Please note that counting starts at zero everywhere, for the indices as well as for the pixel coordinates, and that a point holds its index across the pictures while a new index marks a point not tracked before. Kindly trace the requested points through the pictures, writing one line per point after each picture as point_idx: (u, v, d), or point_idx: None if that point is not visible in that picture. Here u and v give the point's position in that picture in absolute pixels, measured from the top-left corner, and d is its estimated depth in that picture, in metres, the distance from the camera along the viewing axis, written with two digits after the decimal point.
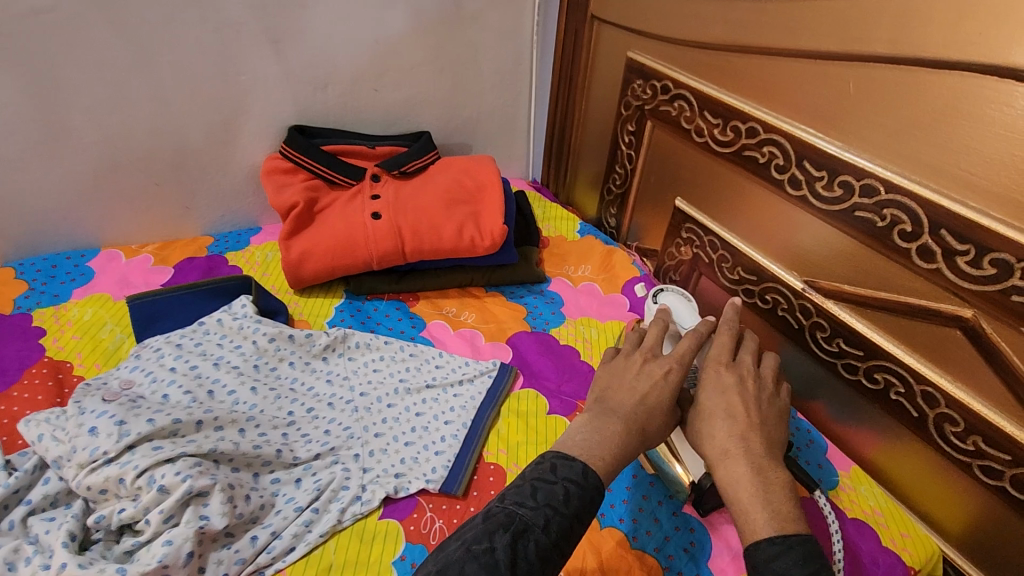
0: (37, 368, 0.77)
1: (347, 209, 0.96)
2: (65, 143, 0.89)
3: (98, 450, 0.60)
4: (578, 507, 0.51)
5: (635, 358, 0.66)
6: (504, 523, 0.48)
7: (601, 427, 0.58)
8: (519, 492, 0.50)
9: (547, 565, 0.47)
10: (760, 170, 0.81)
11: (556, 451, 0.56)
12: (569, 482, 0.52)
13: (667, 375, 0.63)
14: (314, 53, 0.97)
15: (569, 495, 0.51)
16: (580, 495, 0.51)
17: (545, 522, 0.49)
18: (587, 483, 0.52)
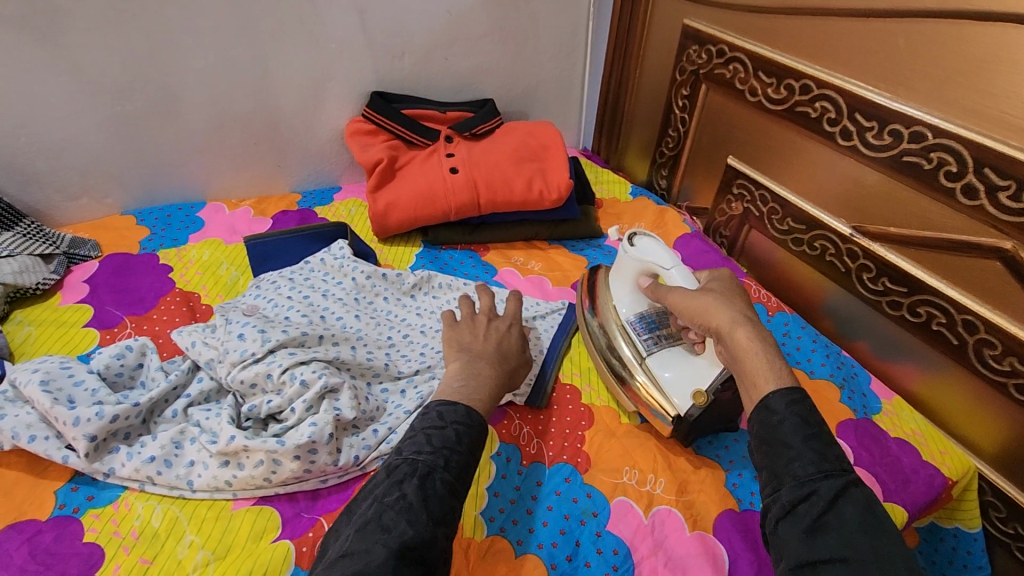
0: (171, 297, 0.88)
1: (425, 166, 1.06)
2: (180, 103, 0.98)
3: (247, 351, 0.70)
4: (468, 444, 0.58)
5: (483, 321, 0.76)
6: (409, 472, 0.53)
7: (475, 373, 0.66)
8: (414, 442, 0.55)
9: (455, 495, 0.53)
10: (812, 124, 0.88)
11: (439, 398, 0.61)
12: (457, 424, 0.58)
13: (509, 330, 0.76)
14: (394, 24, 1.05)
15: (461, 435, 0.57)
16: (467, 433, 0.58)
17: (445, 462, 0.54)
18: (472, 422, 0.59)
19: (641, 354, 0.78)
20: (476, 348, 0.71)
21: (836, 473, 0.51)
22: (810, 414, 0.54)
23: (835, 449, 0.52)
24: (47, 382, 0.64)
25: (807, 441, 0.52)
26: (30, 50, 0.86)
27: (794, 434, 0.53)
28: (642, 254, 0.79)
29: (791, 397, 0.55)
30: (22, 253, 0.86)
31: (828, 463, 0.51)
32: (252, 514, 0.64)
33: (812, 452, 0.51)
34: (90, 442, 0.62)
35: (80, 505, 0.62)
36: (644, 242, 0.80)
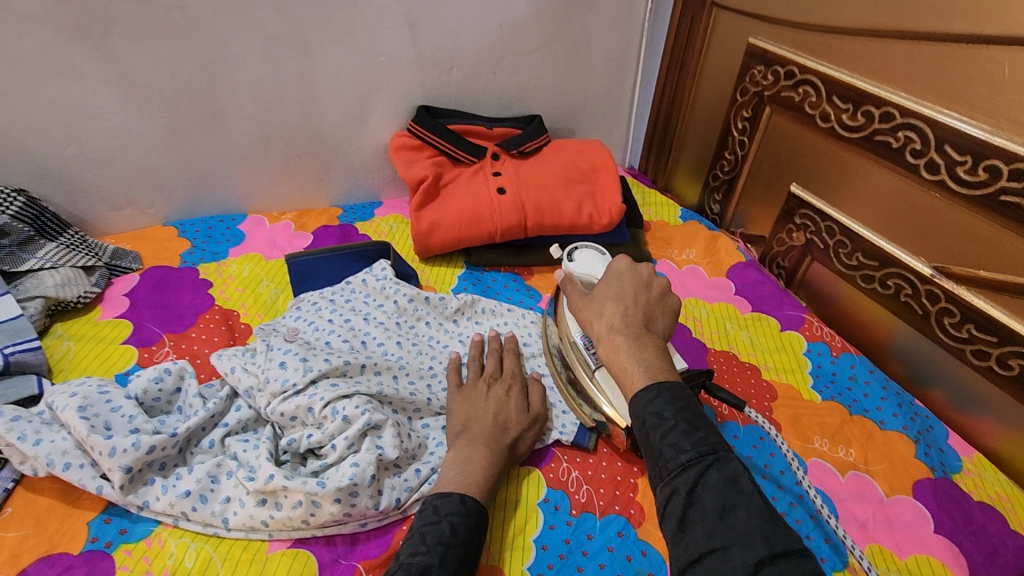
0: (210, 315, 0.85)
1: (471, 184, 1.02)
2: (226, 114, 0.96)
3: (288, 381, 0.67)
4: (465, 534, 0.57)
5: (480, 385, 0.74)
6: (403, 574, 0.52)
7: (469, 458, 0.64)
8: (410, 544, 0.55)
9: None
10: (893, 155, 0.82)
11: (434, 491, 0.61)
12: (452, 516, 0.58)
13: (509, 390, 0.74)
14: (445, 37, 1.02)
15: (456, 527, 0.57)
16: (463, 523, 0.58)
17: (439, 558, 0.54)
18: (468, 510, 0.59)
19: (589, 366, 0.72)
20: (472, 430, 0.68)
21: (692, 463, 0.51)
22: (663, 409, 0.55)
23: (696, 435, 0.53)
24: (85, 407, 0.62)
25: (663, 440, 0.53)
26: (82, 59, 0.84)
27: (652, 435, 0.54)
28: (580, 269, 0.77)
29: (645, 397, 0.57)
30: (65, 265, 0.85)
31: (683, 455, 0.52)
32: (289, 557, 0.61)
33: (669, 449, 0.53)
34: (125, 474, 0.59)
35: (113, 539, 0.60)
36: (580, 253, 0.79)
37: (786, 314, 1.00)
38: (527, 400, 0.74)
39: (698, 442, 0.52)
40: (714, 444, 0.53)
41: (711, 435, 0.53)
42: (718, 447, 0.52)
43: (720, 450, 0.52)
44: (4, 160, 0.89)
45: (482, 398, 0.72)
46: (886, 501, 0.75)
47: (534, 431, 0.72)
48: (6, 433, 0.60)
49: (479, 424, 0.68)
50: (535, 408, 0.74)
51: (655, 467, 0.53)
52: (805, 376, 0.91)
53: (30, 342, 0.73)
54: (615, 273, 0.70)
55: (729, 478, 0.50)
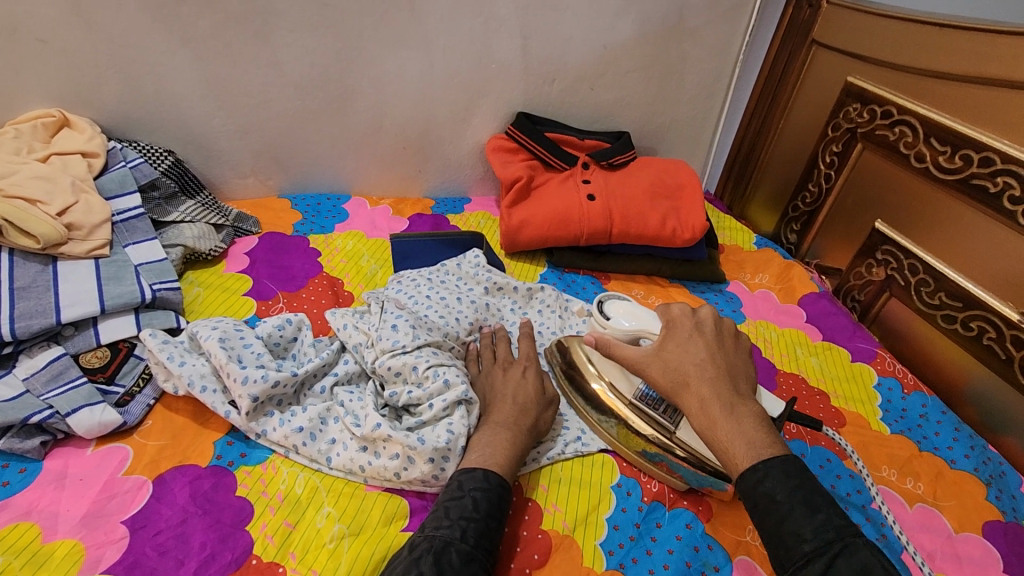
0: (319, 280, 0.94)
1: (562, 189, 1.09)
2: (350, 103, 1.06)
3: (398, 342, 0.74)
4: (487, 509, 0.59)
5: (496, 371, 0.77)
6: (428, 548, 0.54)
7: (511, 450, 0.66)
8: (435, 518, 0.57)
9: (471, 565, 0.54)
10: (989, 200, 0.84)
11: (460, 468, 0.64)
12: (475, 491, 0.60)
13: (525, 372, 0.77)
14: (553, 51, 1.10)
15: (478, 502, 0.59)
16: (485, 499, 0.60)
17: (462, 532, 0.56)
18: (490, 486, 0.61)
19: (667, 428, 0.73)
20: (494, 415, 0.70)
21: (817, 554, 0.50)
22: (776, 491, 0.54)
23: (816, 519, 0.52)
24: (224, 340, 0.70)
25: (783, 526, 0.53)
26: (242, 42, 0.95)
27: (770, 523, 0.53)
28: (623, 324, 0.79)
29: (752, 477, 0.56)
30: (201, 221, 0.95)
31: (807, 544, 0.51)
32: (382, 498, 0.66)
33: (790, 536, 0.52)
34: (252, 402, 0.67)
35: (234, 459, 0.67)
36: (616, 309, 0.81)
37: (857, 347, 1.01)
38: (541, 383, 0.77)
39: (821, 528, 0.51)
40: (837, 528, 0.52)
41: (832, 518, 0.52)
42: (843, 532, 0.51)
43: (845, 537, 0.51)
44: (160, 125, 1.01)
45: (500, 381, 0.75)
46: (955, 536, 0.75)
47: (551, 412, 0.76)
48: (158, 352, 0.69)
49: (501, 410, 0.71)
50: (549, 391, 0.78)
51: (777, 554, 0.53)
52: (874, 408, 0.91)
53: (173, 282, 0.82)
54: (681, 329, 0.68)
55: (860, 568, 0.48)
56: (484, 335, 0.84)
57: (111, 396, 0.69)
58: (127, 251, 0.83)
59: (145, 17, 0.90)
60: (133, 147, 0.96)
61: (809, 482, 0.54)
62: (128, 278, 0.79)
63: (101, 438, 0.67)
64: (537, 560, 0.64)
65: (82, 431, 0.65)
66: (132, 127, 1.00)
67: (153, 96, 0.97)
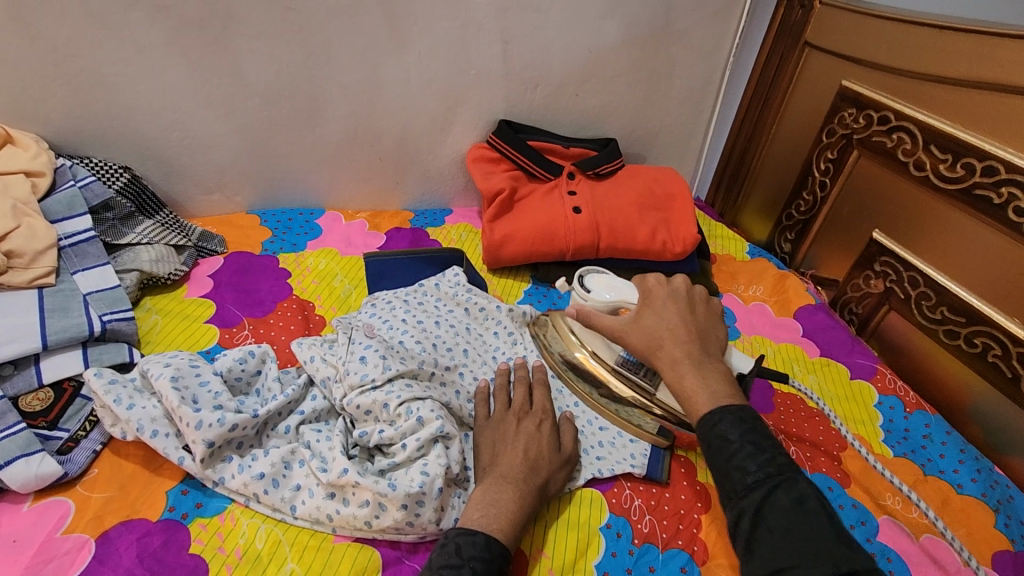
0: (288, 303, 0.88)
1: (546, 200, 1.04)
2: (321, 112, 1.00)
3: (367, 376, 0.68)
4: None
5: (509, 419, 0.70)
6: None
7: (489, 493, 0.61)
8: None
9: None
10: (993, 211, 0.79)
11: (458, 527, 0.58)
12: (475, 562, 0.54)
13: (540, 425, 0.70)
14: (535, 55, 1.04)
15: (478, 574, 0.53)
16: (485, 570, 0.54)
17: None
18: (492, 555, 0.55)
19: (647, 390, 0.77)
20: (499, 466, 0.64)
21: (759, 484, 0.52)
22: (728, 432, 0.55)
23: (763, 456, 0.53)
24: (177, 378, 0.64)
25: (731, 461, 0.54)
26: (200, 50, 0.89)
27: (718, 457, 0.55)
28: (604, 296, 0.77)
29: (710, 420, 0.57)
30: (160, 242, 0.89)
31: (750, 477, 0.52)
32: (352, 551, 0.60)
33: (736, 471, 0.53)
34: (207, 448, 0.61)
35: (189, 511, 0.61)
36: (595, 281, 0.79)
37: (856, 363, 0.97)
38: (557, 439, 0.70)
39: (764, 463, 0.52)
40: (780, 464, 0.53)
41: (777, 455, 0.53)
42: (785, 467, 0.52)
43: (786, 470, 0.52)
44: (115, 139, 0.94)
45: (512, 433, 0.68)
46: (964, 569, 0.71)
47: (565, 472, 0.68)
48: (103, 393, 0.63)
49: (507, 461, 0.64)
50: (566, 449, 0.70)
51: (723, 486, 0.54)
52: (876, 429, 0.87)
53: (125, 312, 0.76)
54: (656, 297, 0.69)
55: (796, 498, 0.50)
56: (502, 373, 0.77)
57: (53, 443, 0.63)
58: (74, 278, 0.77)
59: (94, 25, 0.83)
60: (85, 163, 0.90)
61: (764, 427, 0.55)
62: (75, 309, 0.73)
63: (40, 491, 0.61)
64: None
65: (17, 485, 0.59)
66: (85, 142, 0.94)
67: (106, 109, 0.91)
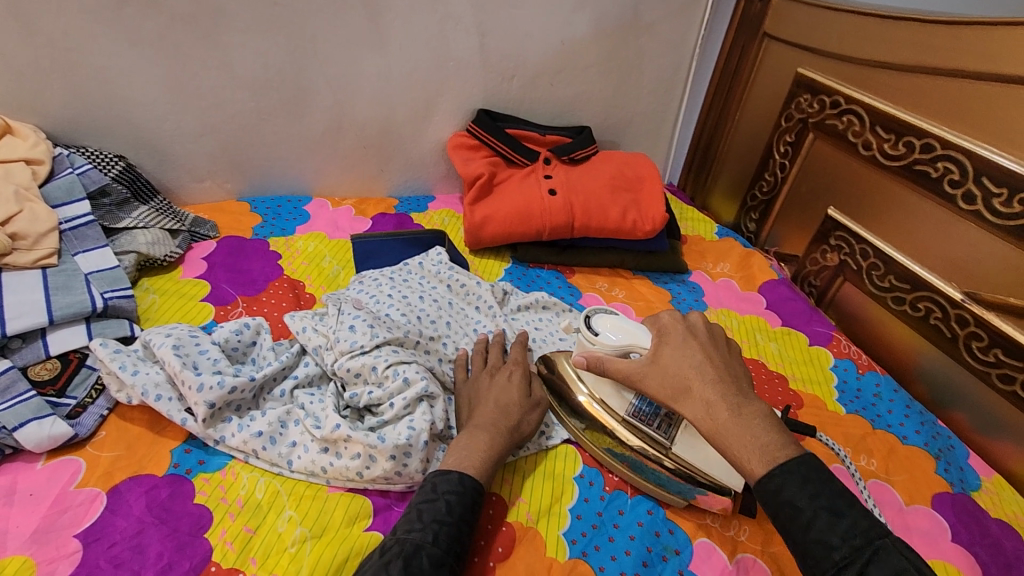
0: (279, 283, 0.93)
1: (524, 184, 1.09)
2: (307, 103, 1.05)
3: (356, 343, 0.74)
4: (461, 513, 0.59)
5: (484, 375, 0.77)
6: (398, 552, 0.54)
7: (470, 443, 0.66)
8: (407, 520, 0.57)
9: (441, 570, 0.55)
10: (931, 184, 0.87)
11: (436, 470, 0.64)
12: (449, 495, 0.60)
13: (511, 377, 0.76)
14: (511, 47, 1.10)
15: (452, 506, 0.59)
16: (459, 502, 0.60)
17: (434, 537, 0.56)
18: (465, 489, 0.61)
19: (663, 444, 0.69)
20: (475, 418, 0.70)
21: (848, 561, 0.49)
22: (797, 498, 0.52)
23: (842, 524, 0.50)
24: (178, 347, 0.69)
25: (809, 535, 0.51)
26: (191, 44, 0.93)
27: (794, 531, 0.51)
28: (612, 339, 0.71)
29: (770, 485, 0.53)
30: (155, 226, 0.93)
31: (836, 552, 0.49)
32: (346, 499, 0.66)
33: (817, 545, 0.50)
34: (208, 409, 0.66)
35: (192, 467, 0.66)
36: (604, 322, 0.73)
37: (815, 331, 1.04)
38: (528, 388, 0.77)
39: (848, 534, 0.50)
40: (864, 530, 0.50)
41: (859, 521, 0.50)
42: (872, 535, 0.49)
43: (874, 540, 0.49)
44: (109, 129, 0.98)
45: (486, 386, 0.75)
46: (906, 508, 0.78)
47: (537, 413, 0.75)
48: (110, 361, 0.68)
49: (483, 411, 0.71)
50: (536, 395, 0.77)
51: (806, 563, 0.51)
52: (830, 389, 0.94)
53: (125, 290, 0.81)
54: (673, 334, 0.66)
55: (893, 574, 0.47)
56: (480, 340, 0.83)
57: (62, 408, 0.68)
58: (76, 259, 0.81)
59: (89, 20, 0.88)
60: (81, 153, 0.94)
61: (829, 482, 0.52)
62: (78, 287, 0.77)
63: (52, 450, 0.66)
64: (500, 552, 0.65)
65: (31, 445, 0.64)
66: (80, 132, 0.98)
67: (101, 100, 0.95)
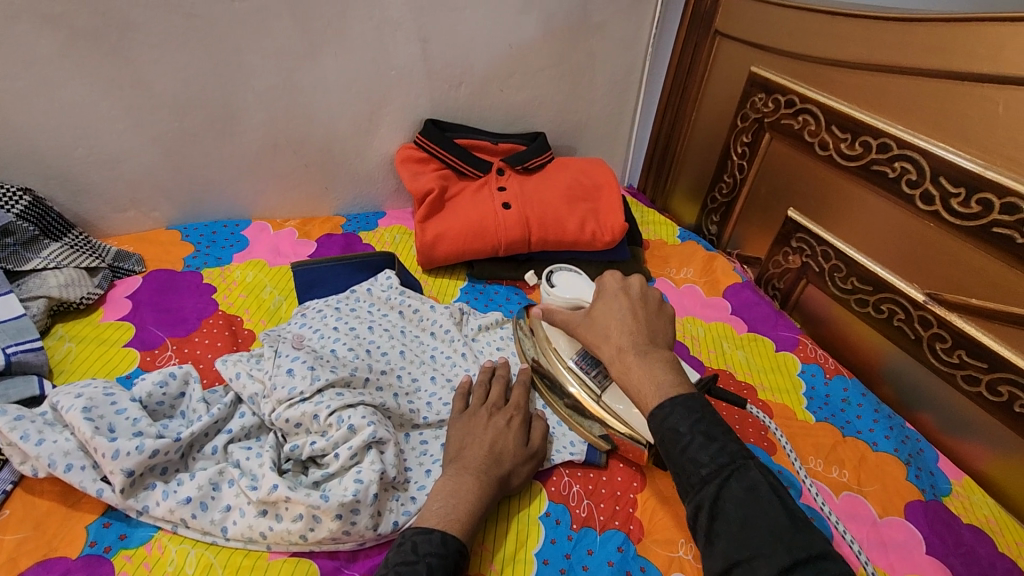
0: (214, 320, 0.85)
1: (476, 198, 1.04)
2: (237, 121, 0.97)
3: (295, 389, 0.67)
4: None
5: (482, 413, 0.71)
6: None
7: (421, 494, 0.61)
8: None
9: None
10: (889, 184, 0.85)
11: (415, 526, 0.58)
12: (430, 557, 0.54)
13: (510, 421, 0.71)
14: (455, 53, 1.04)
15: (433, 569, 0.54)
16: (442, 565, 0.55)
17: None
18: (448, 551, 0.56)
19: (595, 391, 0.75)
20: (462, 457, 0.66)
21: (712, 475, 0.52)
22: (679, 424, 0.55)
23: (713, 446, 0.53)
24: (89, 408, 0.61)
25: (684, 454, 0.53)
26: (99, 63, 0.85)
27: (674, 452, 0.54)
28: (566, 293, 0.82)
29: (659, 415, 0.56)
30: (69, 265, 0.86)
31: (703, 468, 0.52)
32: (289, 566, 0.60)
33: (689, 463, 0.53)
34: (127, 477, 0.59)
35: (112, 544, 0.59)
36: (562, 278, 0.84)
37: (781, 336, 1.02)
38: (527, 434, 0.71)
39: (716, 453, 0.53)
40: (731, 452, 0.53)
41: (728, 443, 0.54)
42: (737, 456, 0.53)
43: (738, 459, 0.53)
44: (12, 160, 0.89)
45: (481, 427, 0.69)
46: (879, 521, 0.76)
47: (531, 466, 0.69)
48: (8, 431, 0.60)
49: (472, 452, 0.66)
50: (535, 443, 0.71)
51: (679, 479, 0.54)
52: (799, 397, 0.92)
53: (32, 343, 0.73)
54: (608, 290, 0.69)
55: (748, 487, 0.51)
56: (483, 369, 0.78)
57: None
58: None
59: None
60: None
61: (712, 417, 0.55)
62: None
63: None
64: None
65: None
66: None
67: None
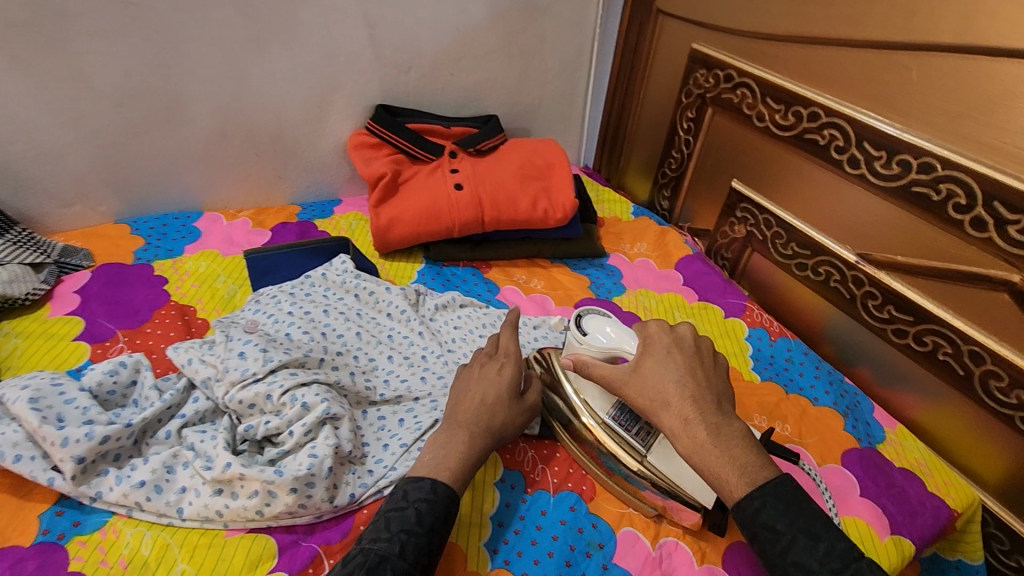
0: (166, 311, 0.85)
1: (430, 181, 1.05)
2: (183, 112, 0.97)
3: (248, 371, 0.68)
4: (433, 522, 0.55)
5: None
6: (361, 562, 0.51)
7: None
8: (375, 529, 0.54)
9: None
10: (819, 152, 0.89)
11: (409, 474, 0.60)
12: (420, 503, 0.56)
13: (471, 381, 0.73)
14: (403, 38, 1.05)
15: (422, 514, 0.55)
16: (431, 511, 0.56)
17: (402, 548, 0.53)
18: (439, 496, 0.57)
19: (639, 451, 0.67)
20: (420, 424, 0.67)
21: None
22: (775, 521, 0.52)
23: (819, 548, 0.50)
24: (36, 399, 0.61)
25: (787, 557, 0.51)
26: (34, 55, 0.84)
27: (769, 552, 0.52)
28: (599, 341, 0.68)
29: (750, 508, 0.54)
30: (13, 262, 0.84)
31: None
32: (246, 541, 0.61)
33: (793, 567, 0.51)
34: (77, 464, 0.59)
35: (66, 531, 0.60)
36: (592, 321, 0.69)
37: (729, 303, 1.06)
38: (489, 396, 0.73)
39: (826, 558, 0.50)
40: (841, 552, 0.50)
41: (837, 543, 0.51)
42: (848, 557, 0.50)
43: (851, 561, 0.50)
44: None
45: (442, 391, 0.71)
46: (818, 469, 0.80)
47: None
48: None
49: None
50: None
51: None
52: (746, 359, 0.96)
53: None
54: (658, 346, 0.63)
55: None
56: None
57: None
58: None
59: None
60: None
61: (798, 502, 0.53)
62: None
63: None
64: None
65: None
66: None
67: None
